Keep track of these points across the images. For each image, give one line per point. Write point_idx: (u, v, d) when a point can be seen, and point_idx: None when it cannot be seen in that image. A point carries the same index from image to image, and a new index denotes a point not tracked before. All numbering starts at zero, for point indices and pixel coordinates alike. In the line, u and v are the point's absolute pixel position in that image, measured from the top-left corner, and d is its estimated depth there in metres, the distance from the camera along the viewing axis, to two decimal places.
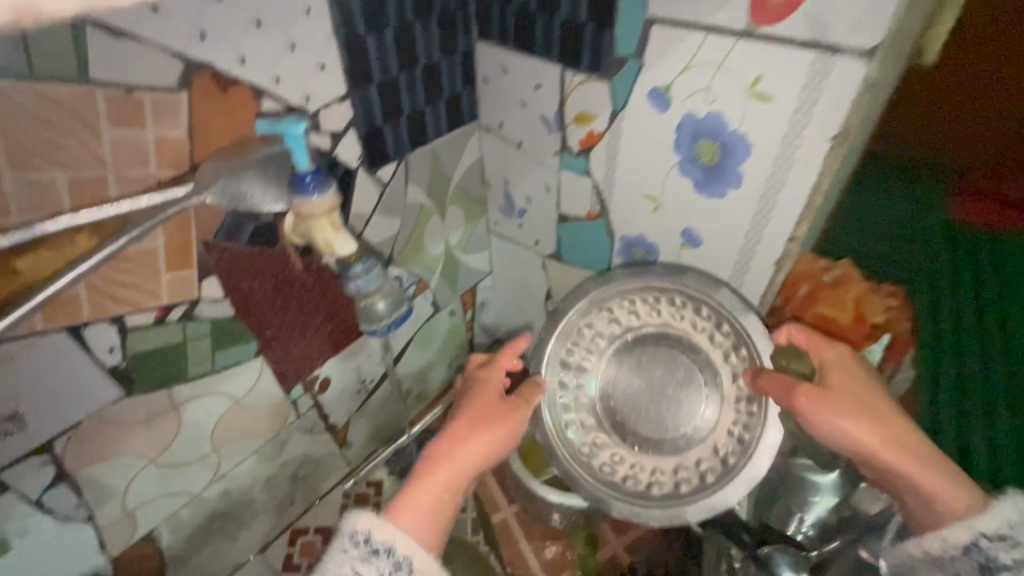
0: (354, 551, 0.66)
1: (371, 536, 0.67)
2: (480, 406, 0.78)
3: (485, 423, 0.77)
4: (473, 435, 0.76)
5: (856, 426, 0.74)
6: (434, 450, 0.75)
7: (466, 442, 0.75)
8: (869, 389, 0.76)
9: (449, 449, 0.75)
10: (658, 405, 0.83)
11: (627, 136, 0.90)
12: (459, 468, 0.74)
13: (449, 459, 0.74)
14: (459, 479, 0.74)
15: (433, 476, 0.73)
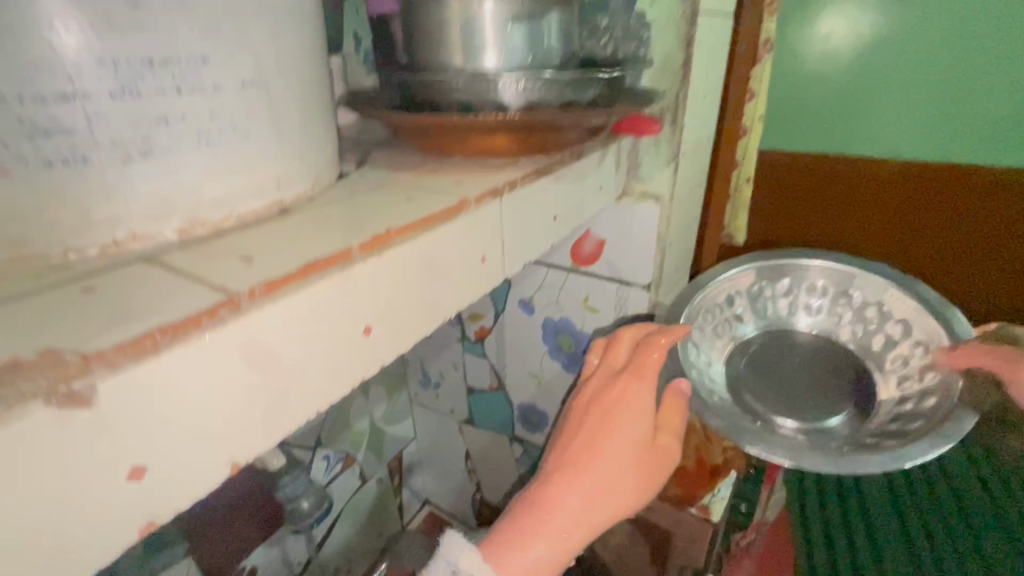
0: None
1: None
2: (624, 421, 0.52)
3: (645, 454, 0.51)
4: (605, 478, 0.48)
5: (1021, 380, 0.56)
6: (565, 451, 0.51)
7: (615, 428, 0.51)
8: None
9: (569, 484, 0.48)
10: (814, 371, 0.70)
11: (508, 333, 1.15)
12: (585, 524, 0.47)
13: (587, 449, 0.50)
14: (597, 504, 0.48)
15: (569, 464, 0.49)
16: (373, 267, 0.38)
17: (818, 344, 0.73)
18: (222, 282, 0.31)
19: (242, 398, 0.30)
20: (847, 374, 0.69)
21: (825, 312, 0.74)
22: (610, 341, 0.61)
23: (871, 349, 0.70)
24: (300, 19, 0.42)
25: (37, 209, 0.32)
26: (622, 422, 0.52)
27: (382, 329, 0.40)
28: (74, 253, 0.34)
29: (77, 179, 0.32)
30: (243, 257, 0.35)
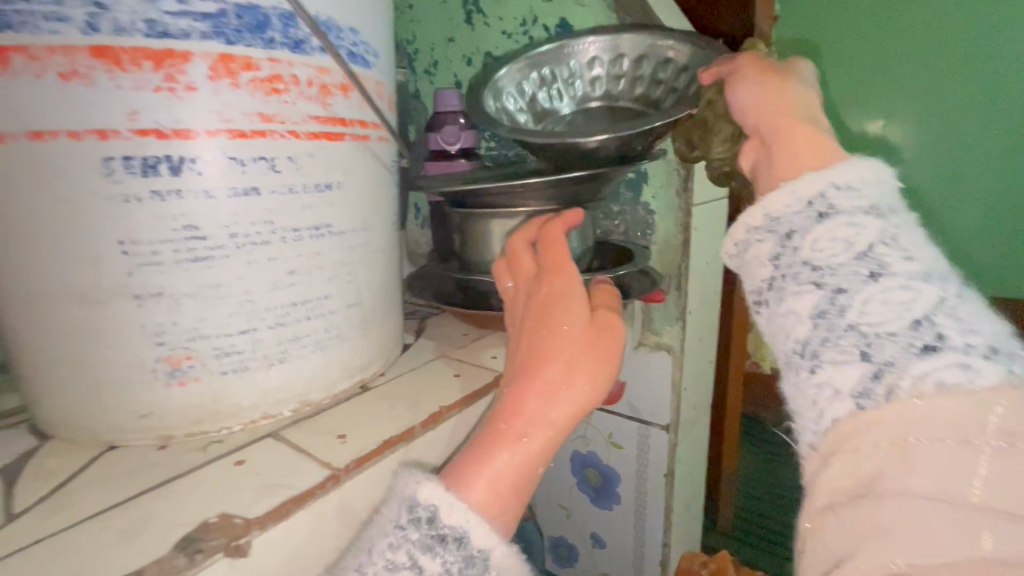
0: (416, 534, 0.39)
1: (436, 517, 0.39)
2: (566, 300, 0.48)
3: (587, 336, 0.46)
4: (556, 378, 0.45)
5: (756, 94, 0.49)
6: (512, 367, 0.48)
7: (553, 317, 0.47)
8: (757, 95, 0.48)
9: (523, 396, 0.45)
10: (594, 119, 0.72)
11: None
12: (550, 422, 0.44)
13: (516, 337, 0.50)
14: (527, 364, 0.46)
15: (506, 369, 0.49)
16: (427, 439, 0.51)
17: (593, 119, 0.72)
18: (327, 459, 0.44)
19: (329, 546, 0.43)
20: (632, 111, 0.70)
21: (608, 63, 0.72)
22: (508, 255, 0.55)
23: (653, 97, 0.69)
24: (385, 249, 0.60)
25: (210, 404, 0.47)
26: (561, 314, 0.47)
27: None
28: (225, 429, 0.48)
29: (238, 382, 0.47)
30: (338, 434, 0.48)
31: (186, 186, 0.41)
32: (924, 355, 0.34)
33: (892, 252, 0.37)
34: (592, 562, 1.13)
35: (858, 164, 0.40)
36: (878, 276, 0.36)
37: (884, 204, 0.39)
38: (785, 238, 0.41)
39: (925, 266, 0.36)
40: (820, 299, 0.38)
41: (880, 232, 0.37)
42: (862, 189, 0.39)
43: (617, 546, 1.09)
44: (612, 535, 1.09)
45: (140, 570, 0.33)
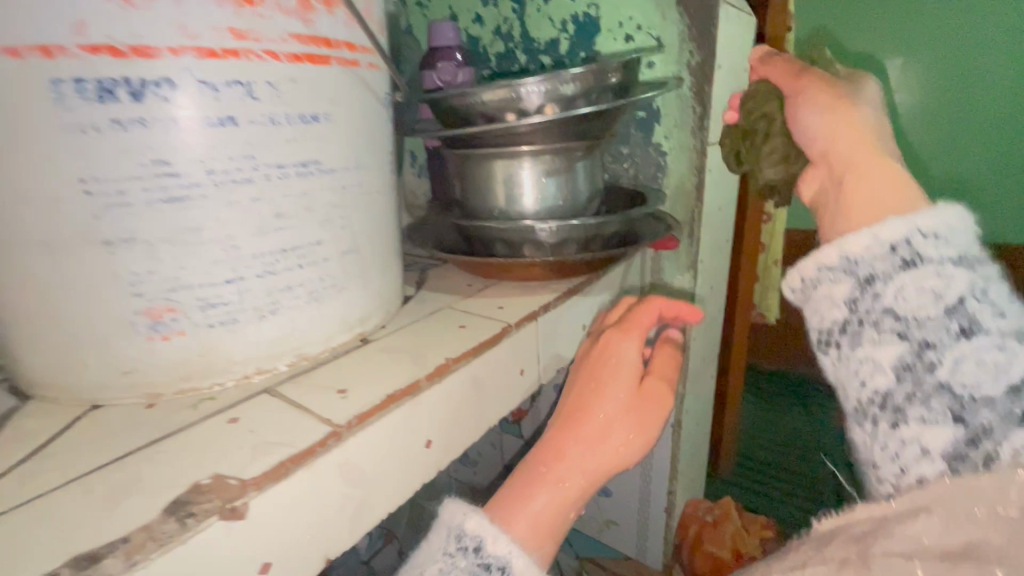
0: (464, 561, 0.40)
1: (482, 546, 0.41)
2: (620, 366, 0.53)
3: (639, 400, 0.51)
4: (595, 434, 0.48)
5: (838, 116, 0.48)
6: (565, 407, 0.51)
7: (604, 378, 0.52)
8: (856, 121, 0.48)
9: (566, 443, 0.48)
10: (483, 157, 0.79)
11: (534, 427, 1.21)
12: (586, 473, 0.47)
13: (572, 391, 0.53)
14: (574, 410, 0.50)
15: (557, 414, 0.51)
16: (433, 392, 0.48)
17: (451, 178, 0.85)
18: (328, 414, 0.41)
19: (334, 512, 0.40)
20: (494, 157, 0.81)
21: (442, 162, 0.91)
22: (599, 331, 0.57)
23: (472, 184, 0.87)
24: (382, 192, 0.55)
25: (199, 358, 0.44)
26: (614, 368, 0.53)
27: (438, 443, 0.49)
28: (217, 385, 0.45)
29: (227, 335, 0.44)
30: (339, 389, 0.45)
31: (152, 115, 0.36)
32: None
33: (930, 309, 0.38)
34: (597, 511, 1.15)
35: (939, 212, 0.41)
36: (885, 338, 0.40)
37: (972, 254, 0.40)
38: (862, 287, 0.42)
39: (994, 335, 0.37)
40: (862, 366, 0.41)
41: (921, 287, 0.39)
42: (942, 238, 0.39)
43: (621, 497, 1.10)
44: (617, 485, 1.10)
45: (127, 537, 0.30)
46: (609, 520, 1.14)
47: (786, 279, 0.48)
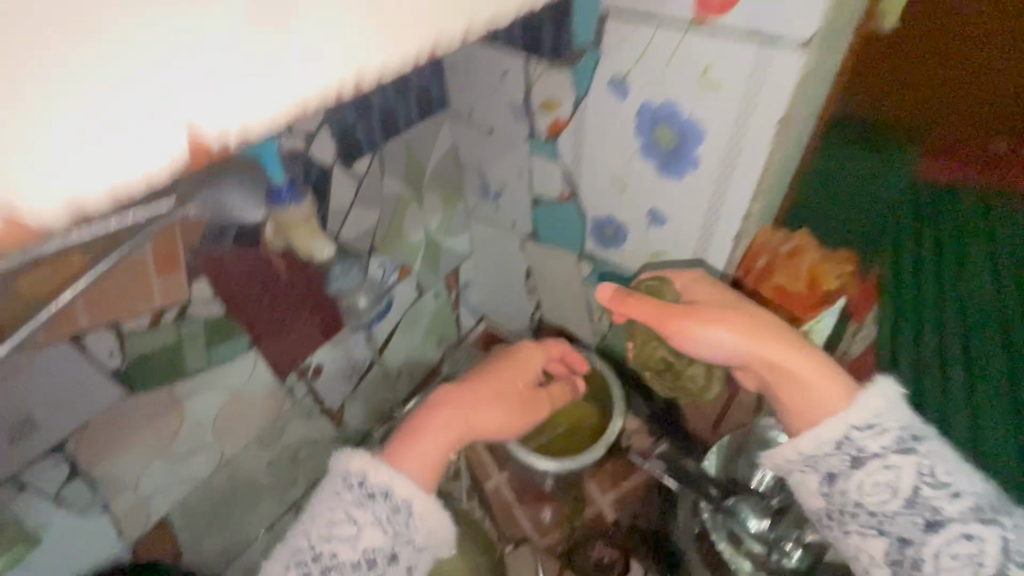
0: (350, 496, 0.55)
1: (367, 479, 0.55)
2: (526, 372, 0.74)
3: (523, 403, 0.71)
4: (501, 399, 0.69)
5: (730, 334, 0.62)
6: (468, 384, 0.68)
7: (512, 374, 0.72)
8: (737, 318, 0.62)
9: (467, 399, 0.66)
10: None
11: (485, 256, 1.12)
12: (469, 424, 0.64)
13: (464, 396, 0.66)
14: (480, 395, 0.67)
15: (454, 404, 0.65)
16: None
17: None
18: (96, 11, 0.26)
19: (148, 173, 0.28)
20: None
21: None
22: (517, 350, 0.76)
23: None
24: None
25: None
26: (522, 355, 0.76)
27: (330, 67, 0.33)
28: None
29: None
30: None
31: None
32: (931, 531, 0.51)
33: (924, 479, 0.52)
34: (558, 314, 1.11)
35: (870, 401, 0.56)
36: (884, 486, 0.54)
37: (914, 424, 0.55)
38: (820, 469, 0.57)
39: (967, 491, 0.52)
40: (843, 499, 0.55)
41: (917, 469, 0.53)
42: (882, 428, 0.54)
43: (579, 315, 1.06)
44: (573, 304, 1.05)
45: None
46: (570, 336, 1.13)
47: (766, 454, 0.62)
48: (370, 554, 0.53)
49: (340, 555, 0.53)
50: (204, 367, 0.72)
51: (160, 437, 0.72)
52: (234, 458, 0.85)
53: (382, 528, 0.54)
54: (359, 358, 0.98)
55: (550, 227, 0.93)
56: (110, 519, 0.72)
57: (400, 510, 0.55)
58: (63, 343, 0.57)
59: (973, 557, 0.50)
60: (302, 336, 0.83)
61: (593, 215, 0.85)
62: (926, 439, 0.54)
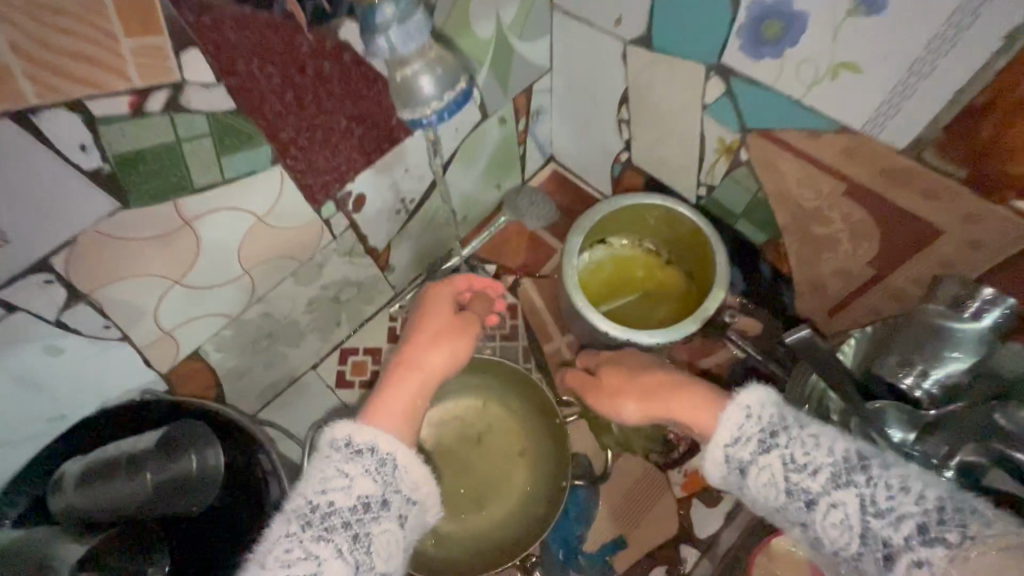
0: (340, 455, 0.55)
1: (352, 438, 0.55)
2: (443, 296, 0.71)
3: (457, 327, 0.69)
4: (439, 336, 0.67)
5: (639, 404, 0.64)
6: (422, 331, 0.68)
7: (429, 312, 0.69)
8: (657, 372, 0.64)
9: (418, 349, 0.66)
10: None
11: (568, 72, 0.86)
12: (419, 369, 0.64)
13: (417, 343, 0.67)
14: (422, 362, 0.65)
15: (407, 354, 0.65)
16: None
17: None
18: None
19: None
20: None
21: None
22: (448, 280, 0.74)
23: None
24: None
25: None
26: (443, 290, 0.72)
27: None
28: None
29: None
30: None
31: None
32: (813, 510, 0.47)
33: (805, 473, 0.47)
34: (654, 156, 0.87)
35: (739, 399, 0.53)
36: (814, 505, 0.47)
37: (779, 421, 0.51)
38: (738, 473, 0.52)
39: (831, 469, 0.46)
40: (796, 514, 0.48)
41: (781, 465, 0.49)
42: (746, 436, 0.51)
43: (684, 158, 0.83)
44: (679, 144, 0.81)
45: None
46: (664, 186, 0.91)
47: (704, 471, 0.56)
48: (365, 498, 0.53)
49: (336, 503, 0.52)
50: (215, 177, 0.56)
51: (172, 259, 0.59)
52: (268, 293, 0.74)
53: (371, 477, 0.54)
54: (408, 190, 0.81)
55: (676, 23, 0.66)
56: (132, 348, 0.63)
57: (389, 463, 0.56)
58: (5, 120, 0.41)
59: (843, 521, 0.45)
60: (340, 150, 0.65)
61: (750, 6, 0.58)
62: (796, 426, 0.50)
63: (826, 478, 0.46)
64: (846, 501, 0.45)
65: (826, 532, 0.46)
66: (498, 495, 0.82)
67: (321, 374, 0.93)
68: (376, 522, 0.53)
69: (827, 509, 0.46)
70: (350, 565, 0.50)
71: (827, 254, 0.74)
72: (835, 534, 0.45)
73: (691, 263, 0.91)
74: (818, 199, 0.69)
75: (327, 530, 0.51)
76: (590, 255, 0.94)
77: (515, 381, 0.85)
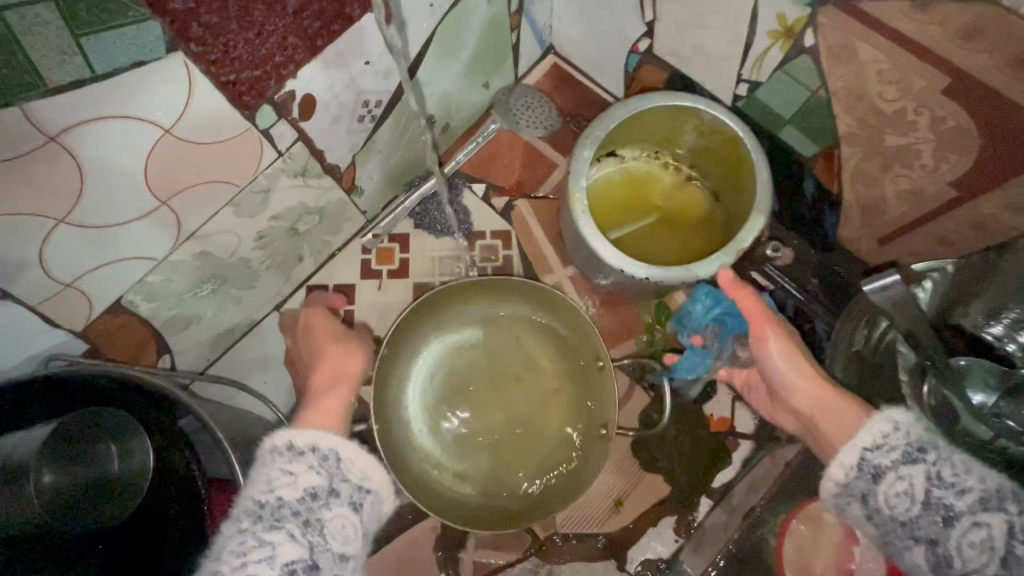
0: (285, 459, 0.41)
1: (294, 440, 0.42)
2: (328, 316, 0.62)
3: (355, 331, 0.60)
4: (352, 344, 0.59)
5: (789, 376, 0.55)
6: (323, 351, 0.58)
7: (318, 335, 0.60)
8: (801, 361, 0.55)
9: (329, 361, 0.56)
10: None
11: None
12: (338, 377, 0.54)
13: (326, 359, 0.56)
14: (336, 373, 0.54)
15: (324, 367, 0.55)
16: None
17: None
18: None
19: None
20: None
21: None
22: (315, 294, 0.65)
23: None
24: None
25: None
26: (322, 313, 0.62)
27: None
28: None
29: None
30: None
31: None
32: (946, 528, 0.39)
33: (952, 492, 0.39)
34: (686, 43, 0.69)
35: (877, 417, 0.44)
36: (954, 522, 0.38)
37: (928, 446, 0.42)
38: (867, 485, 0.44)
39: (981, 492, 0.38)
40: (928, 531, 0.40)
41: (925, 479, 0.40)
42: (891, 444, 0.43)
43: (726, 45, 0.64)
44: (721, 27, 0.63)
45: None
46: (692, 85, 0.74)
47: (839, 466, 0.45)
48: (313, 488, 0.41)
49: (284, 497, 0.40)
50: (79, 71, 0.38)
51: (44, 189, 0.43)
52: (201, 230, 0.59)
53: (317, 472, 0.42)
54: (371, 90, 0.63)
55: None
56: (20, 305, 0.49)
57: (333, 455, 0.43)
58: None
59: (985, 543, 0.37)
60: (267, 30, 0.46)
61: None
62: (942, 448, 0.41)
63: (970, 499, 0.38)
64: (993, 525, 0.37)
65: (961, 552, 0.38)
66: (524, 433, 0.73)
67: (286, 318, 0.80)
68: (328, 508, 0.41)
69: (968, 530, 0.38)
70: (305, 550, 0.39)
71: (896, 168, 0.60)
72: (970, 556, 0.38)
73: (721, 183, 0.76)
74: (902, 99, 0.54)
75: (278, 520, 0.39)
76: (598, 171, 0.79)
77: (543, 299, 0.73)
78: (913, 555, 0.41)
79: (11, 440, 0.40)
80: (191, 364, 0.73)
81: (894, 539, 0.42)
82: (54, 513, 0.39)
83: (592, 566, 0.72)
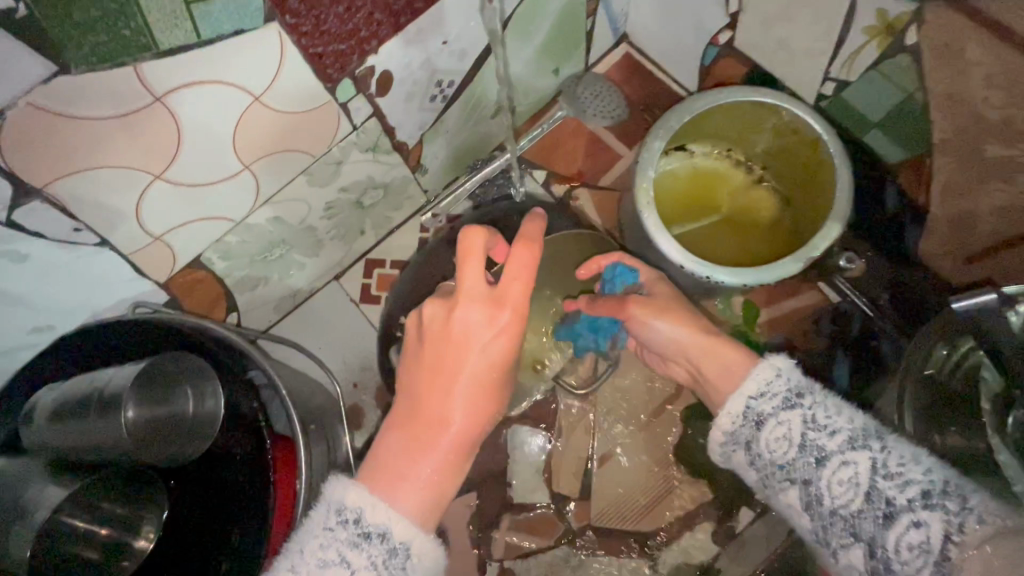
0: (344, 533, 0.41)
1: (363, 516, 0.41)
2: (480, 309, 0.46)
3: (485, 374, 0.46)
4: (482, 381, 0.46)
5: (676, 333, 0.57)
6: (429, 383, 0.45)
7: (442, 354, 0.46)
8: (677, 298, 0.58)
9: (446, 406, 0.45)
10: None
11: None
12: (451, 432, 0.45)
13: (437, 399, 0.45)
14: (449, 432, 0.45)
15: (433, 410, 0.45)
16: None
17: None
18: None
19: None
20: None
21: None
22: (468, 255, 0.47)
23: None
24: None
25: None
26: (460, 315, 0.46)
27: None
28: None
29: None
30: None
31: None
32: (820, 466, 0.45)
33: (823, 432, 0.46)
34: (770, 37, 0.66)
35: (756, 371, 0.51)
36: (825, 462, 0.45)
37: (804, 392, 0.49)
38: (752, 428, 0.50)
39: (848, 432, 0.45)
40: (803, 471, 0.47)
41: (801, 423, 0.47)
42: (773, 391, 0.49)
43: (816, 40, 0.61)
44: (813, 21, 0.60)
45: None
46: (772, 82, 0.71)
47: (720, 423, 0.53)
48: None
49: None
50: (188, 36, 0.40)
51: (146, 146, 0.46)
52: (277, 197, 0.61)
53: (375, 571, 0.41)
54: (446, 71, 0.64)
55: None
56: (116, 253, 0.53)
57: (399, 552, 0.41)
58: None
59: (851, 479, 0.44)
60: (356, 6, 0.47)
61: None
62: (817, 394, 0.49)
63: (840, 439, 0.45)
64: (859, 461, 0.44)
65: (829, 488, 0.45)
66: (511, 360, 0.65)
67: (344, 288, 0.83)
68: None
69: (837, 466, 0.44)
70: None
71: (993, 181, 0.56)
72: (839, 492, 0.44)
73: (795, 187, 0.73)
74: (1011, 106, 0.50)
75: None
76: (663, 165, 0.77)
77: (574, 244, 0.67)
78: (788, 494, 0.48)
79: (107, 375, 0.43)
80: (255, 323, 0.78)
81: (772, 480, 0.50)
82: (137, 448, 0.42)
83: (624, 561, 0.71)
